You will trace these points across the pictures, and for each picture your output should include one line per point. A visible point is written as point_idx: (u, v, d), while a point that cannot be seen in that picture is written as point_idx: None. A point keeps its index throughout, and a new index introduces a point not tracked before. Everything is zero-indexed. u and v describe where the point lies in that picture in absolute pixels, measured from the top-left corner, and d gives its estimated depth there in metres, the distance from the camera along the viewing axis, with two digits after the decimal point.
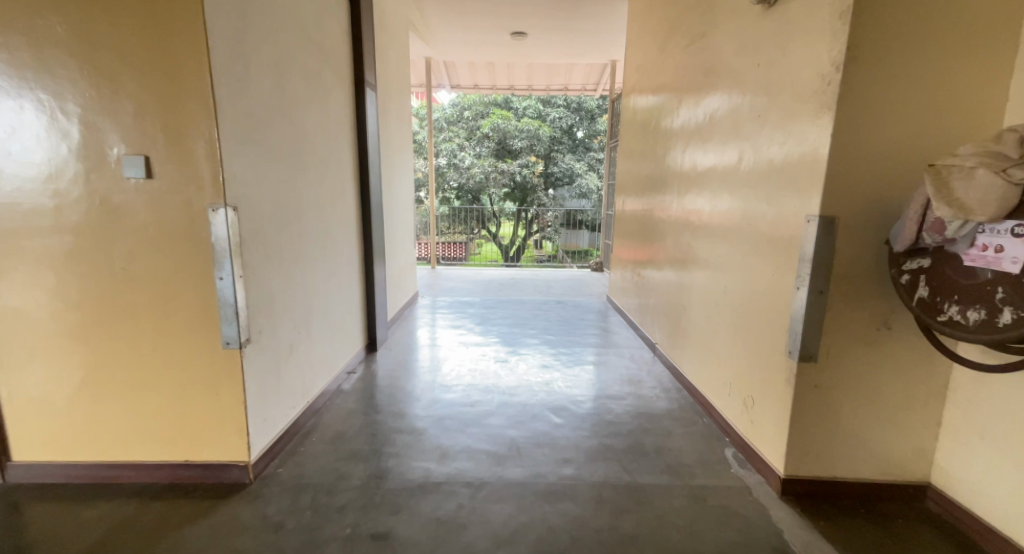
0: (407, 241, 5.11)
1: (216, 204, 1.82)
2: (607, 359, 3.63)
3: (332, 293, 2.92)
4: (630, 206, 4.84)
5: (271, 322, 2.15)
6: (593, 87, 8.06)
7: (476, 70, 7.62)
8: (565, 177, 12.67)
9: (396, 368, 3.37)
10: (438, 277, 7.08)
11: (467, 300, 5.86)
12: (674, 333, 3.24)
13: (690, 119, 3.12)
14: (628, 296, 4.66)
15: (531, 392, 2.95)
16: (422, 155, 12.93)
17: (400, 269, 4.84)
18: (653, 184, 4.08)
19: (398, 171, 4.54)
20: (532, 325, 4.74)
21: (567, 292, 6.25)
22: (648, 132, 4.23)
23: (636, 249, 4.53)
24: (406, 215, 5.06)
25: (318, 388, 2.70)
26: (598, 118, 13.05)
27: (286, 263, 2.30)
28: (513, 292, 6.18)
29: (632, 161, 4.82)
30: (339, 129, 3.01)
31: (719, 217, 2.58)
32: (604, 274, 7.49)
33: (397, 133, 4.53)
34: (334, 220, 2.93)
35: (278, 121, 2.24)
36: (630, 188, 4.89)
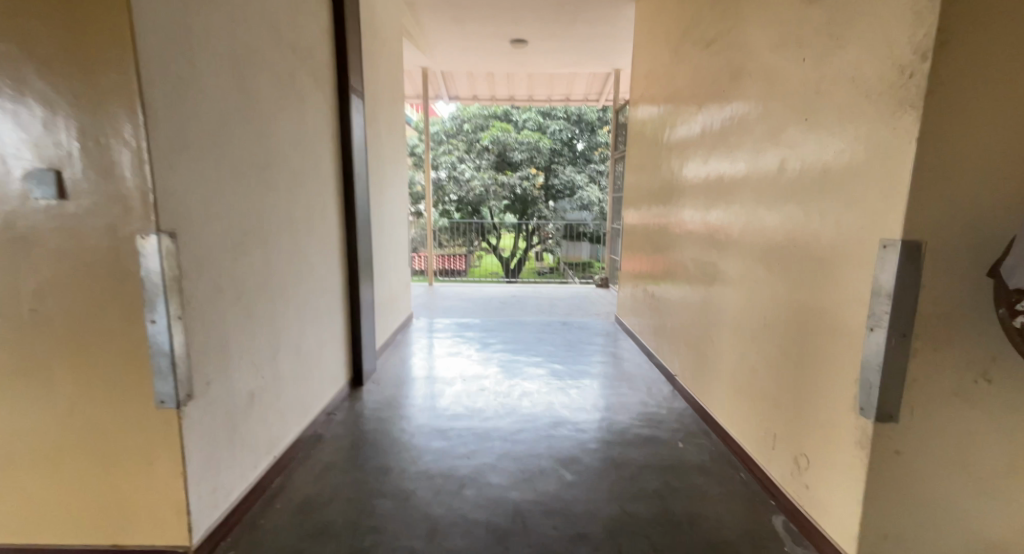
0: (401, 260, 4.75)
1: (146, 231, 1.47)
2: (621, 392, 3.25)
3: (309, 327, 2.55)
4: (639, 223, 4.49)
5: (224, 370, 1.79)
6: (596, 97, 7.79)
7: (475, 81, 7.34)
8: (566, 189, 12.35)
9: (384, 407, 2.99)
10: (437, 295, 6.72)
11: (466, 321, 5.49)
12: (697, 367, 2.86)
13: (710, 128, 2.79)
14: (639, 319, 4.29)
15: (537, 438, 2.56)
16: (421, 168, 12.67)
17: (393, 290, 4.48)
18: (665, 199, 3.74)
19: (390, 187, 4.20)
20: (535, 349, 4.37)
21: (572, 311, 5.89)
22: (659, 144, 3.90)
23: (646, 269, 4.17)
24: (400, 232, 4.71)
25: (289, 438, 2.32)
26: (599, 130, 12.80)
27: (246, 299, 1.94)
28: (516, 312, 5.81)
29: (640, 174, 4.49)
30: (318, 141, 2.67)
31: (754, 238, 2.23)
32: (610, 291, 7.12)
33: (389, 146, 4.20)
34: (312, 243, 2.57)
35: (237, 131, 1.89)
36: (638, 203, 4.54)
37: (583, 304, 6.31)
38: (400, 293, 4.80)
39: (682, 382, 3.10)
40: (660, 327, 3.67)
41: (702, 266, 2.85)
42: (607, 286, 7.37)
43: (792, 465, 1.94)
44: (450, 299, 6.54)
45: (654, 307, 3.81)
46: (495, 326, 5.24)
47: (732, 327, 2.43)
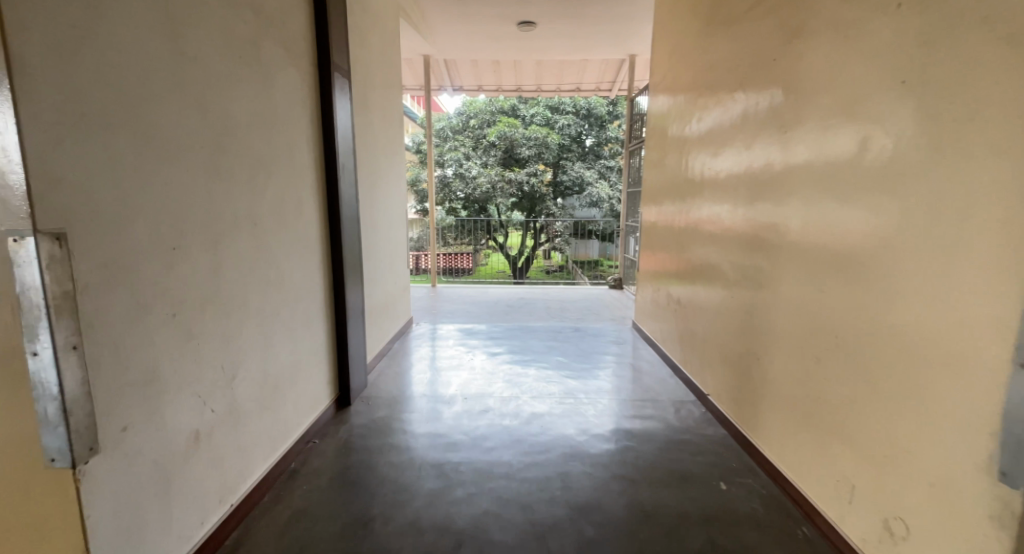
0: (399, 260, 4.34)
1: (21, 231, 1.09)
2: (645, 412, 2.83)
3: (281, 342, 2.16)
4: (658, 221, 4.06)
5: (152, 410, 1.40)
6: (608, 86, 7.37)
7: (480, 70, 6.91)
8: (575, 185, 11.91)
9: (372, 430, 2.60)
10: (439, 297, 6.33)
11: (471, 326, 5.09)
12: (738, 389, 2.44)
13: (754, 108, 2.36)
14: (659, 327, 3.86)
15: (548, 475, 2.16)
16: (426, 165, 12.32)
17: (389, 293, 4.08)
18: (688, 194, 3.31)
19: (384, 182, 3.80)
20: (545, 357, 3.97)
21: (584, 316, 5.47)
22: (682, 132, 3.47)
23: (666, 272, 3.74)
24: (398, 230, 4.30)
25: (252, 479, 1.94)
26: (608, 125, 12.33)
27: (188, 316, 1.55)
28: (524, 316, 5.40)
29: (659, 166, 4.05)
30: (293, 125, 2.28)
31: (820, 238, 1.80)
32: (624, 293, 6.69)
33: (384, 137, 3.80)
34: (284, 245, 2.18)
35: (173, 106, 1.50)
36: (656, 199, 4.11)
37: (597, 308, 5.87)
38: (398, 296, 4.40)
39: (717, 404, 2.68)
40: (684, 338, 3.25)
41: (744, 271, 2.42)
42: (621, 287, 6.93)
43: (883, 527, 1.53)
44: (455, 302, 6.14)
45: (678, 315, 3.39)
46: (502, 332, 4.84)
47: (789, 346, 2.00)
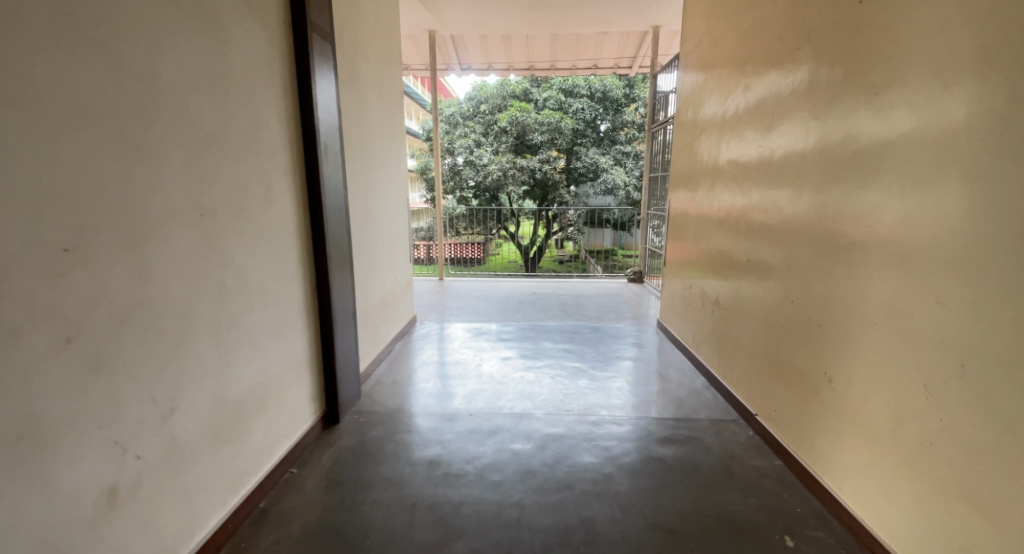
0: (401, 254, 3.94)
1: None
2: (681, 433, 2.41)
3: (245, 361, 1.78)
4: (687, 210, 3.60)
5: (10, 471, 1.03)
6: (628, 63, 6.87)
7: (490, 47, 6.43)
8: (589, 172, 11.38)
9: (361, 453, 2.22)
10: (448, 292, 5.95)
11: (481, 322, 4.69)
12: (804, 414, 2.00)
13: (826, 72, 1.91)
14: (690, 329, 3.41)
15: (567, 522, 1.77)
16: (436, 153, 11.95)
17: (390, 291, 3.68)
18: (727, 179, 2.87)
19: (381, 168, 3.39)
20: (561, 359, 3.55)
21: (603, 313, 5.02)
22: (718, 109, 3.01)
23: (698, 268, 3.29)
24: (399, 221, 3.89)
25: (204, 530, 1.57)
26: (625, 109, 11.70)
27: (83, 340, 1.17)
28: (539, 313, 4.98)
29: (689, 149, 3.58)
30: (258, 96, 1.88)
31: (955, 232, 1.34)
32: (644, 287, 6.23)
33: (381, 118, 3.39)
34: (246, 241, 1.79)
35: (48, 60, 1.11)
36: (686, 186, 3.65)
37: (617, 305, 5.41)
38: (402, 293, 4.01)
39: (772, 428, 2.24)
40: (723, 345, 2.82)
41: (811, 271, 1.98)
42: (641, 280, 6.49)
43: None
44: (465, 297, 5.74)
45: (715, 318, 2.95)
46: (516, 328, 4.42)
47: (890, 372, 1.56)
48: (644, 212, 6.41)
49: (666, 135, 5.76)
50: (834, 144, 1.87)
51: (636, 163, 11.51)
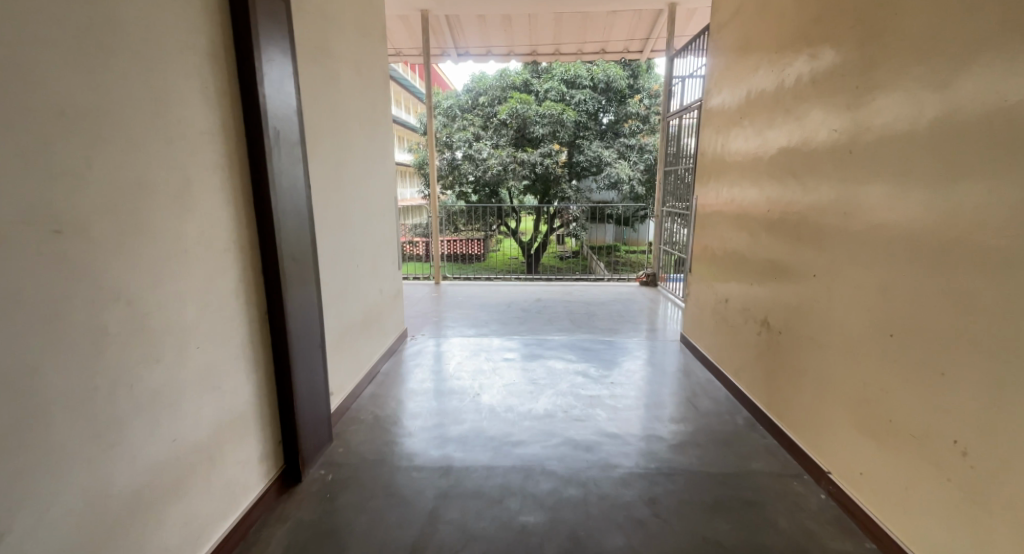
0: (388, 261, 3.41)
1: None
2: (733, 494, 1.90)
3: (149, 436, 1.28)
4: (718, 209, 3.06)
5: None
6: (638, 47, 6.35)
7: (488, 28, 5.87)
8: (592, 166, 10.84)
9: (324, 533, 1.71)
10: (445, 298, 5.44)
11: (480, 334, 4.17)
12: (916, 489, 1.50)
13: (972, 20, 1.38)
14: (724, 350, 2.90)
15: None
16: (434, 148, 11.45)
17: (376, 305, 3.16)
18: (777, 172, 2.34)
19: (362, 163, 2.87)
20: (573, 382, 3.04)
21: (616, 323, 4.50)
22: (766, 85, 2.48)
23: (736, 279, 2.77)
24: (386, 224, 3.37)
25: None
26: (629, 100, 11.12)
27: None
28: (545, 323, 4.45)
29: (721, 138, 3.05)
30: (164, 62, 1.36)
31: None
32: (658, 291, 5.71)
33: (360, 104, 2.86)
34: (148, 264, 1.29)
35: None
36: (715, 182, 3.11)
37: (631, 313, 4.88)
38: (390, 305, 3.49)
39: (857, 496, 1.74)
40: (775, 375, 2.31)
41: (935, 296, 1.46)
42: (654, 282, 5.96)
43: None
44: (463, 304, 5.21)
45: (762, 341, 2.43)
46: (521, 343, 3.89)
47: None
48: (658, 210, 5.87)
49: (687, 123, 5.21)
50: (981, 122, 1.34)
51: (640, 156, 10.86)
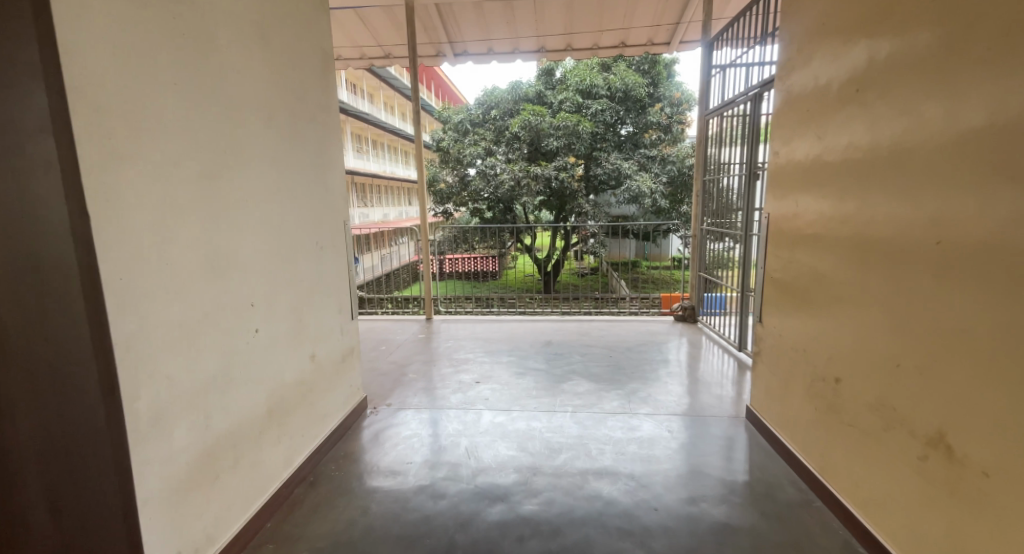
0: (333, 311, 2.41)
1: None
2: None
3: None
4: (811, 233, 2.02)
5: None
6: (665, 37, 5.46)
7: (487, 19, 4.94)
8: (610, 179, 9.89)
9: None
10: (444, 336, 4.51)
11: (478, 382, 3.21)
12: None
13: None
14: (834, 458, 1.82)
15: None
16: (447, 165, 10.77)
17: (306, 378, 2.15)
18: (957, 176, 1.32)
19: (271, 175, 1.91)
20: (595, 495, 1.97)
21: (651, 373, 3.44)
22: (916, 33, 1.47)
23: (857, 350, 1.71)
24: (329, 259, 2.39)
25: None
26: (650, 109, 10.16)
27: None
28: (560, 373, 3.43)
29: (813, 130, 2.01)
30: None
31: None
32: (699, 328, 4.62)
33: (271, 90, 1.92)
34: None
35: None
36: (803, 193, 2.08)
37: (667, 360, 3.75)
38: (339, 369, 2.48)
39: None
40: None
41: None
42: (693, 316, 4.83)
43: None
44: (455, 345, 4.19)
45: (934, 474, 1.37)
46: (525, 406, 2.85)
47: None
48: (696, 228, 4.79)
49: (731, 122, 4.13)
50: None
51: (662, 167, 9.97)
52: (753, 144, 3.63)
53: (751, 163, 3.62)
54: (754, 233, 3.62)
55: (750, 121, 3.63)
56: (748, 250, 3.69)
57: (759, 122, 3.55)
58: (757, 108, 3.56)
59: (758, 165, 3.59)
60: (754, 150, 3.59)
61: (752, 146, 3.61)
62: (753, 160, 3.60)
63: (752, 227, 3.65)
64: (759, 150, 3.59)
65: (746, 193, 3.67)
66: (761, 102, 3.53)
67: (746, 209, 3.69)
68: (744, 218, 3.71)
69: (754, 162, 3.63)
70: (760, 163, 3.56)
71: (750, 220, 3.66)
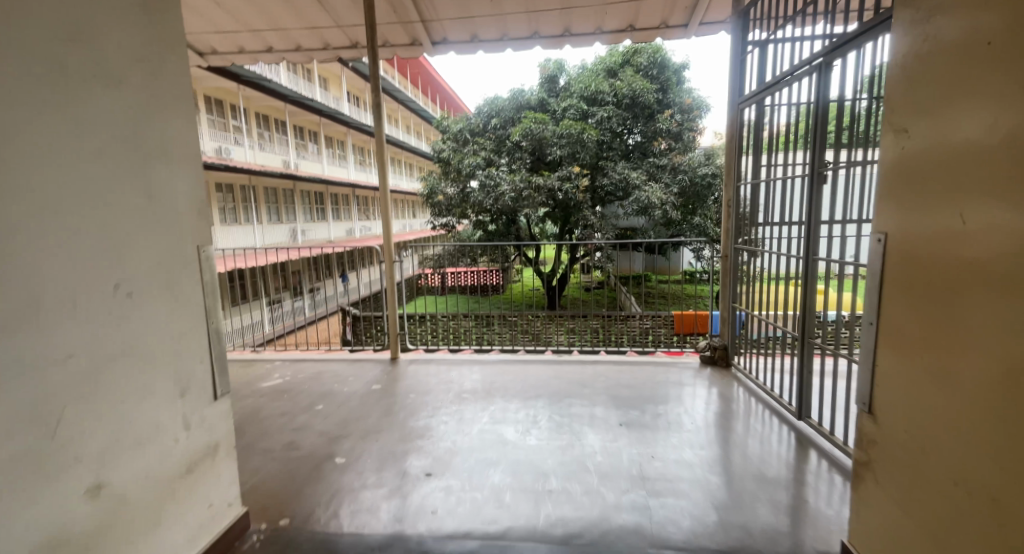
0: (166, 397, 1.49)
1: None
2: None
3: None
4: (1014, 276, 1.05)
5: None
6: (681, 18, 4.57)
7: None
8: (618, 190, 9.01)
9: None
10: (411, 381, 3.55)
11: (431, 472, 2.23)
12: None
13: None
14: None
15: None
16: (447, 176, 10.02)
17: (77, 532, 1.23)
18: None
19: None
20: None
21: (680, 453, 2.45)
22: None
23: None
24: (159, 314, 1.46)
25: None
26: (659, 115, 9.29)
27: None
28: (552, 451, 2.43)
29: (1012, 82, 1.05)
30: None
31: None
32: (736, 376, 3.61)
33: None
34: None
35: None
36: (986, 204, 1.11)
37: (700, 430, 2.75)
38: (179, 488, 1.54)
39: None
40: None
41: None
42: (726, 358, 3.83)
43: None
44: (417, 396, 3.19)
45: None
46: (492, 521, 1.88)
47: None
48: (728, 248, 3.81)
49: (776, 112, 3.17)
50: None
51: (673, 176, 9.01)
52: (817, 135, 2.64)
53: (816, 160, 2.64)
54: (822, 257, 2.63)
55: (814, 108, 2.67)
56: (813, 278, 2.69)
57: (828, 105, 2.57)
58: (824, 86, 2.58)
59: (826, 163, 2.61)
60: (821, 142, 2.60)
61: (819, 137, 2.63)
62: (821, 155, 2.61)
63: (818, 249, 2.65)
64: (827, 143, 2.61)
65: (808, 203, 2.69)
66: (829, 76, 2.56)
67: (809, 223, 2.71)
68: (805, 235, 2.73)
69: (819, 162, 2.66)
70: (829, 161, 2.57)
71: (815, 240, 2.68)
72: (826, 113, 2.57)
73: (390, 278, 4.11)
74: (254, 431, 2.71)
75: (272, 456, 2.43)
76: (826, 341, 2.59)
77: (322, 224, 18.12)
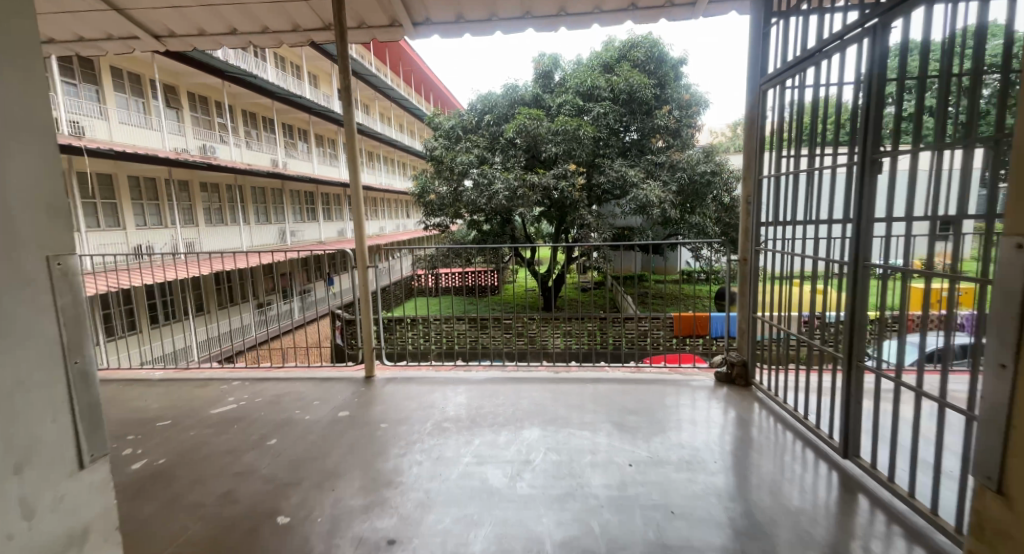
0: None
1: None
2: None
3: None
4: None
5: None
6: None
7: None
8: (615, 189, 8.58)
9: None
10: (385, 405, 3.08)
11: (394, 540, 1.76)
12: None
13: None
14: None
15: None
16: (439, 175, 9.55)
17: None
18: None
19: None
20: None
21: (703, 507, 1.99)
22: None
23: None
24: None
25: None
26: (657, 112, 8.87)
27: None
28: (547, 505, 1.97)
29: None
30: None
31: None
32: (757, 398, 3.16)
33: None
34: None
35: None
36: None
37: (723, 470, 2.29)
38: None
39: None
40: None
41: None
42: (746, 376, 3.36)
43: None
44: (390, 427, 2.72)
45: None
46: None
47: None
48: (746, 252, 3.35)
49: (804, 94, 2.71)
50: None
51: (671, 173, 8.58)
52: (870, 114, 2.15)
53: (869, 143, 2.14)
54: (877, 263, 2.12)
55: (868, 84, 2.14)
56: (862, 290, 2.18)
57: (883, 79, 2.07)
58: (879, 55, 2.09)
59: (881, 146, 2.11)
60: (875, 121, 2.11)
61: (872, 116, 2.14)
62: (875, 137, 2.11)
63: (870, 252, 2.14)
64: (883, 123, 2.11)
65: (858, 198, 2.18)
66: (887, 44, 2.07)
67: (859, 223, 2.20)
68: (853, 238, 2.22)
69: (874, 149, 2.13)
70: (886, 147, 2.08)
71: (867, 241, 2.17)
72: (883, 86, 2.08)
73: (363, 288, 3.63)
74: (187, 476, 2.24)
75: (200, 513, 1.96)
76: (880, 362, 2.10)
77: (312, 223, 17.60)
